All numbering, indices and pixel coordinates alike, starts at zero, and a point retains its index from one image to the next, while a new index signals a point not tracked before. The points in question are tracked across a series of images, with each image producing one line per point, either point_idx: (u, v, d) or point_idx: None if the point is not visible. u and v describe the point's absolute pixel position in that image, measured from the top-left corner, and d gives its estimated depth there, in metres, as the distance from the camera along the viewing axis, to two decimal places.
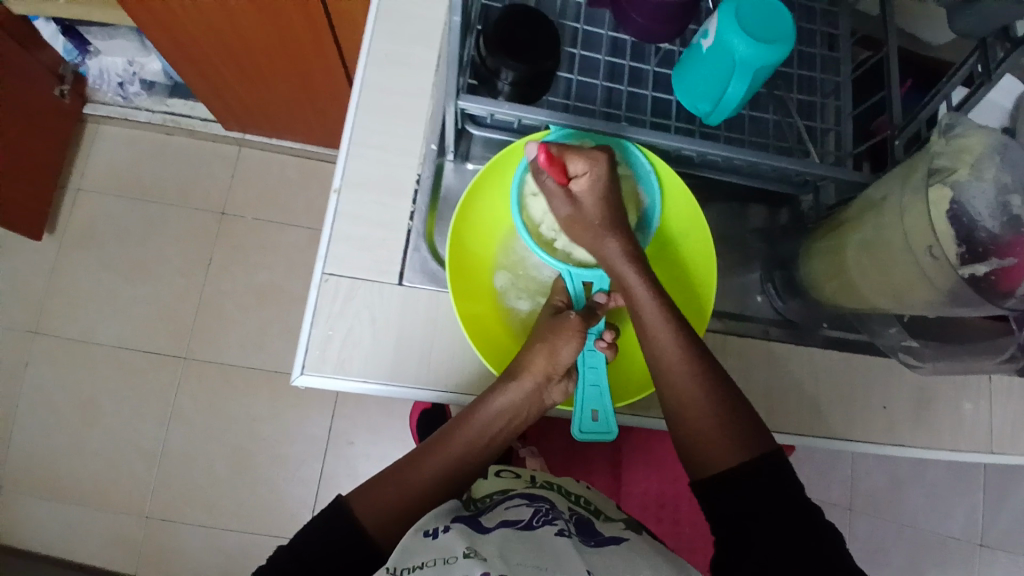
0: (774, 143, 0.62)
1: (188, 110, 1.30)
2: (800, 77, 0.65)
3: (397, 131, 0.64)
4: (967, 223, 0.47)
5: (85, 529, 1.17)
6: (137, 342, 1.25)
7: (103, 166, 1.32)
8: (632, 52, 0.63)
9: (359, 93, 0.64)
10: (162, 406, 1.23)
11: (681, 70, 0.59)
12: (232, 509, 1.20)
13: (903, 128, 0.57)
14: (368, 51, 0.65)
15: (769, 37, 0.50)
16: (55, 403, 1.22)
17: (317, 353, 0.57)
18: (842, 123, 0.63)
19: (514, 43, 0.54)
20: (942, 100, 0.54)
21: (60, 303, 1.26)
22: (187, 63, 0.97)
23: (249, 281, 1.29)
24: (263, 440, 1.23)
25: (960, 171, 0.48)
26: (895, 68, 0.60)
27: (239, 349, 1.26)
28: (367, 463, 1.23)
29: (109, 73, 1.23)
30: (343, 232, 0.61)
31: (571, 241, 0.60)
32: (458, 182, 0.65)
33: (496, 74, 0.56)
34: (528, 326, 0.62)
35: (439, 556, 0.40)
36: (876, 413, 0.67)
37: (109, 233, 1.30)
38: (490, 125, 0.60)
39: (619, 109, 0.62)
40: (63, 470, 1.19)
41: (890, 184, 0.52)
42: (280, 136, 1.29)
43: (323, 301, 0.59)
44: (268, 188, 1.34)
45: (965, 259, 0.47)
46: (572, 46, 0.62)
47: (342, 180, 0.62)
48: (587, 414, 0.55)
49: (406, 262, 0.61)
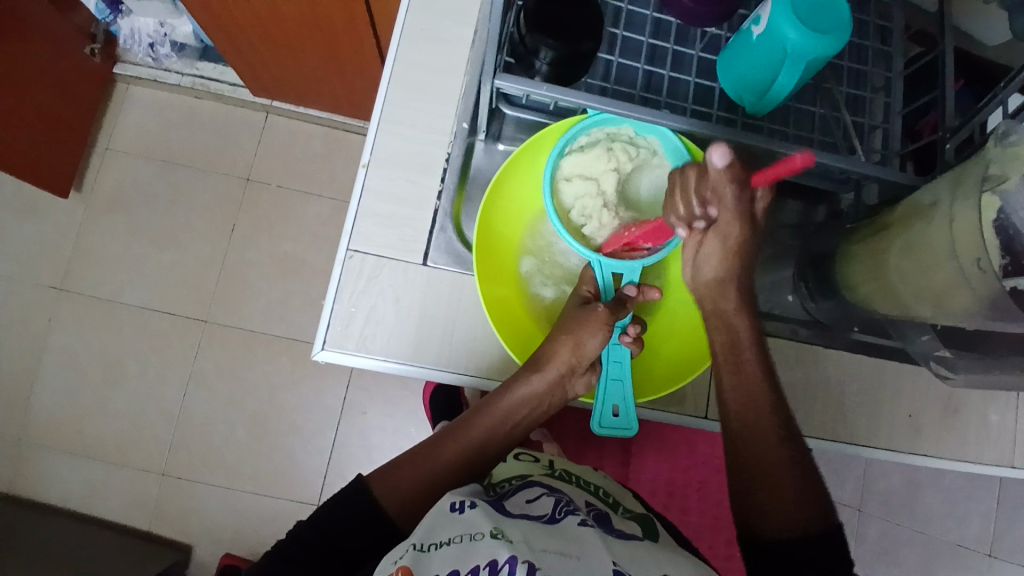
0: (818, 138, 0.60)
1: (219, 75, 1.28)
2: (850, 70, 0.62)
3: (428, 107, 0.62)
4: (1012, 234, 0.44)
5: (106, 483, 1.20)
6: (160, 304, 1.27)
7: (131, 128, 1.33)
8: (676, 35, 0.60)
9: (392, 67, 0.62)
10: (183, 369, 1.25)
11: (726, 56, 0.56)
12: (247, 473, 1.22)
13: (955, 131, 0.55)
14: (403, 22, 0.63)
15: (824, 28, 0.48)
16: (79, 361, 1.24)
17: (339, 330, 0.57)
18: (890, 121, 0.60)
19: (556, 24, 0.52)
20: (997, 105, 0.51)
21: (87, 262, 1.28)
22: (219, 29, 0.96)
23: (271, 249, 1.30)
24: (279, 408, 1.25)
25: (1009, 179, 0.45)
26: (950, 66, 0.56)
27: (259, 317, 1.28)
28: (381, 435, 1.25)
29: (140, 34, 1.22)
30: (370, 209, 0.60)
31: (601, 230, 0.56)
32: (487, 163, 0.64)
33: (534, 54, 0.54)
34: (551, 313, 0.61)
35: (467, 532, 0.41)
36: (901, 421, 0.65)
37: (135, 195, 1.31)
38: (525, 105, 0.58)
39: (659, 95, 0.60)
40: (86, 426, 1.22)
41: (939, 188, 0.50)
42: (308, 105, 1.29)
43: (347, 278, 0.58)
44: (293, 157, 1.34)
45: (1007, 271, 0.45)
46: (614, 27, 0.60)
47: (370, 155, 0.61)
48: (608, 409, 0.54)
49: (431, 243, 0.60)
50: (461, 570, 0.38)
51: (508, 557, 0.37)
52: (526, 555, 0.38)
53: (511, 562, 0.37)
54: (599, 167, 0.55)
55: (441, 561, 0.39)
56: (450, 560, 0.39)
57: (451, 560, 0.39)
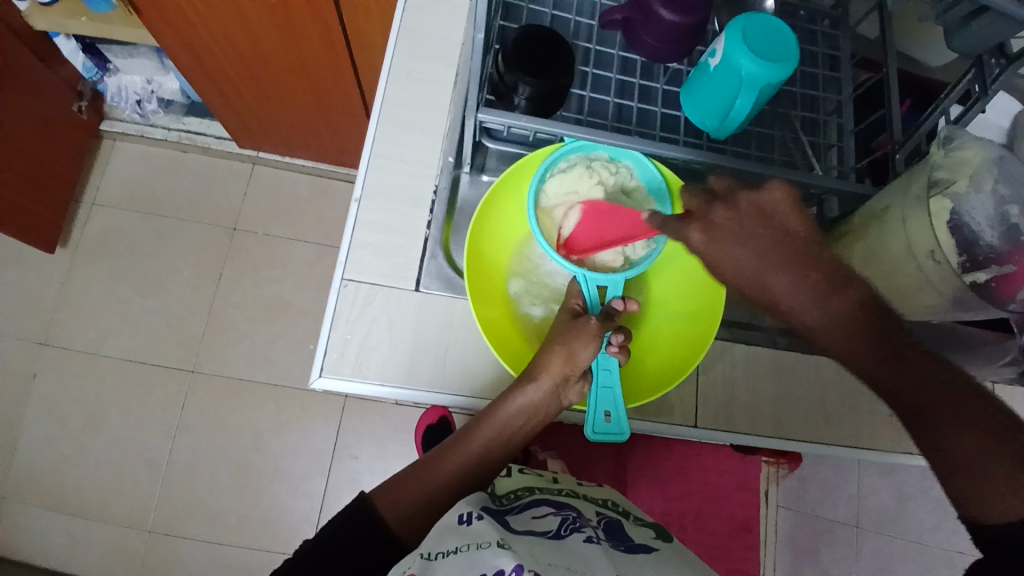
0: (779, 157, 0.65)
1: (204, 128, 1.33)
2: (804, 96, 0.68)
3: (414, 143, 0.66)
4: (965, 233, 0.50)
5: (88, 542, 1.16)
6: (145, 354, 1.27)
7: (119, 182, 1.35)
8: (642, 71, 0.66)
9: (380, 108, 0.67)
10: (168, 418, 1.23)
11: (688, 89, 0.61)
12: (235, 523, 1.19)
13: (904, 142, 0.60)
14: (390, 67, 0.68)
15: (774, 55, 0.53)
16: (60, 415, 1.22)
17: (335, 356, 0.59)
18: (844, 139, 0.65)
19: (532, 61, 0.57)
20: (940, 115, 0.57)
21: (71, 314, 1.27)
22: (204, 77, 0.99)
23: (258, 294, 1.31)
24: (268, 454, 1.23)
25: (959, 181, 0.51)
26: (895, 87, 0.62)
27: (245, 362, 1.27)
28: (372, 477, 1.23)
29: (128, 91, 1.27)
30: (362, 240, 0.62)
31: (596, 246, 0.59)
32: (474, 194, 0.67)
33: (513, 89, 0.58)
34: (539, 330, 0.63)
35: (473, 541, 0.43)
36: (881, 421, 0.67)
37: (120, 246, 1.32)
38: (507, 138, 0.62)
39: (630, 124, 0.64)
40: (67, 481, 1.19)
41: (892, 194, 0.54)
42: (293, 154, 1.33)
43: (342, 305, 0.60)
44: (279, 204, 1.37)
45: (965, 267, 0.50)
46: (585, 65, 0.65)
47: (362, 191, 0.64)
48: (600, 414, 0.55)
49: (423, 270, 0.62)
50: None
51: (513, 566, 0.39)
52: (532, 566, 0.40)
53: (517, 570, 0.39)
54: (583, 184, 0.59)
55: (449, 568, 0.41)
56: (458, 569, 0.40)
57: (459, 569, 0.40)
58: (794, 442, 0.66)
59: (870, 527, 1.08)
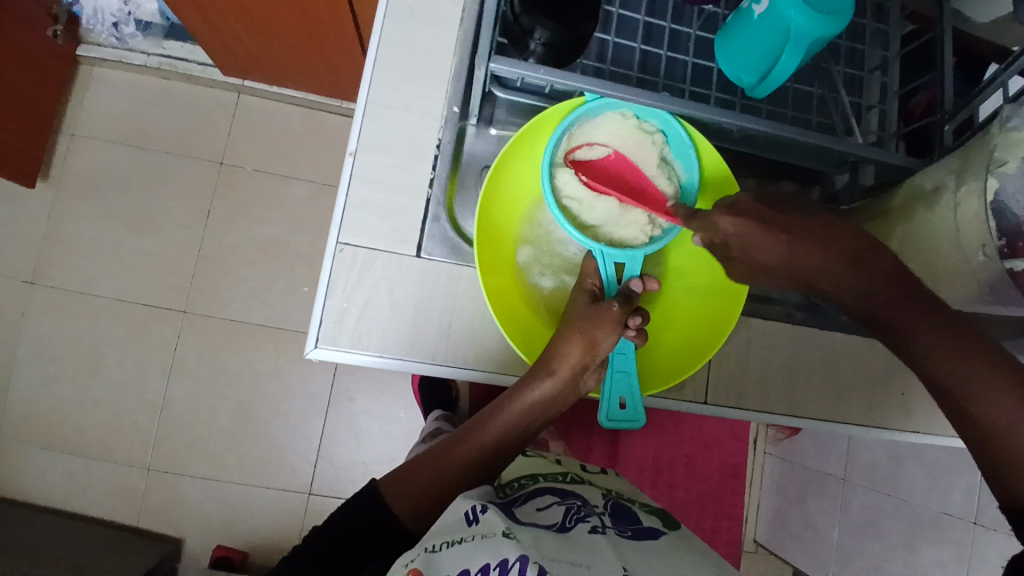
0: (816, 119, 0.59)
1: (186, 53, 1.23)
2: (848, 50, 0.62)
3: (417, 90, 0.60)
4: (1005, 217, 0.45)
5: (90, 478, 1.18)
6: (136, 295, 1.23)
7: (99, 111, 1.26)
8: (672, 13, 0.59)
9: (378, 47, 0.60)
10: (164, 360, 1.22)
11: (725, 38, 0.55)
12: (235, 463, 1.21)
13: (954, 113, 0.54)
14: (388, 0, 0.60)
15: (827, 7, 0.46)
16: (53, 355, 1.20)
17: (331, 327, 0.55)
18: (886, 101, 0.59)
19: (551, 2, 0.50)
20: (996, 89, 0.51)
21: (57, 252, 1.22)
22: (187, 2, 0.90)
23: (250, 235, 1.26)
24: (265, 398, 1.23)
25: (1009, 163, 0.44)
26: (949, 48, 0.56)
27: (240, 306, 1.24)
28: (370, 421, 1.24)
29: (104, 14, 1.12)
30: (360, 198, 0.58)
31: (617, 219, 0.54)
32: (480, 148, 0.61)
33: (529, 34, 0.52)
34: (549, 303, 0.59)
35: (479, 530, 0.41)
36: (894, 399, 0.66)
37: (104, 181, 1.25)
38: (519, 88, 0.56)
39: (656, 76, 0.58)
40: (64, 420, 1.19)
41: (941, 174, 0.51)
42: (283, 84, 1.24)
43: (339, 271, 0.56)
44: (270, 138, 1.29)
45: (1004, 253, 0.45)
46: (609, 5, 0.58)
47: (358, 142, 0.58)
48: (615, 401, 0.53)
49: (425, 232, 0.58)
50: (471, 569, 0.38)
51: (517, 555, 0.37)
52: (537, 557, 0.38)
53: (521, 561, 0.37)
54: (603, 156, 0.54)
55: (452, 562, 0.39)
56: (460, 562, 0.39)
57: (459, 562, 0.39)
58: (804, 420, 0.64)
59: (859, 483, 1.09)
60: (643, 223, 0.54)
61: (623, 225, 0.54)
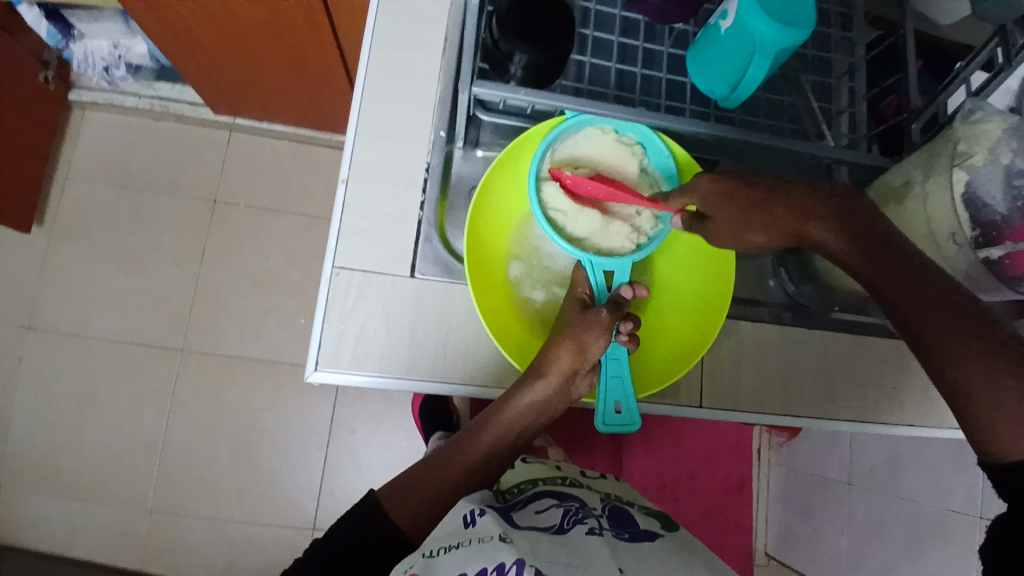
0: (788, 126, 0.62)
1: (177, 94, 1.25)
2: (816, 59, 0.64)
3: (404, 117, 0.62)
4: (977, 206, 0.47)
5: (90, 523, 1.16)
6: (133, 334, 1.23)
7: (91, 155, 1.28)
8: (644, 33, 0.62)
9: (364, 77, 0.62)
10: (162, 398, 1.22)
11: (696, 53, 0.57)
12: (236, 499, 1.20)
13: (919, 112, 0.57)
14: (372, 31, 0.63)
15: (790, 20, 0.48)
16: (50, 398, 1.20)
17: (330, 349, 0.56)
18: (856, 105, 0.62)
19: (528, 27, 0.53)
20: (960, 85, 0.54)
21: (52, 295, 1.23)
22: (173, 40, 0.93)
23: (245, 269, 1.27)
24: (265, 431, 1.22)
25: (975, 155, 0.48)
26: (912, 48, 0.59)
27: (237, 339, 1.25)
28: (371, 449, 1.24)
29: (94, 57, 1.14)
30: (353, 224, 0.59)
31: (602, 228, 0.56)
32: (468, 170, 0.64)
33: (508, 58, 0.55)
34: (542, 315, 0.60)
35: (475, 536, 0.42)
36: (886, 394, 0.67)
37: (98, 223, 1.27)
38: (502, 110, 0.58)
39: (633, 92, 0.60)
40: (62, 464, 1.18)
41: (912, 168, 0.53)
42: (272, 120, 1.26)
43: (335, 296, 0.57)
44: (260, 173, 1.31)
45: (978, 243, 0.47)
46: (584, 27, 0.61)
47: (350, 170, 0.60)
48: (610, 407, 0.54)
49: (417, 253, 0.59)
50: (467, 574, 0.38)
51: (514, 560, 0.38)
52: (532, 560, 0.39)
53: (518, 565, 0.38)
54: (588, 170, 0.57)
55: (450, 565, 0.40)
56: (458, 565, 0.39)
57: (457, 563, 0.39)
58: (798, 418, 0.65)
59: (862, 483, 1.09)
60: (628, 231, 0.56)
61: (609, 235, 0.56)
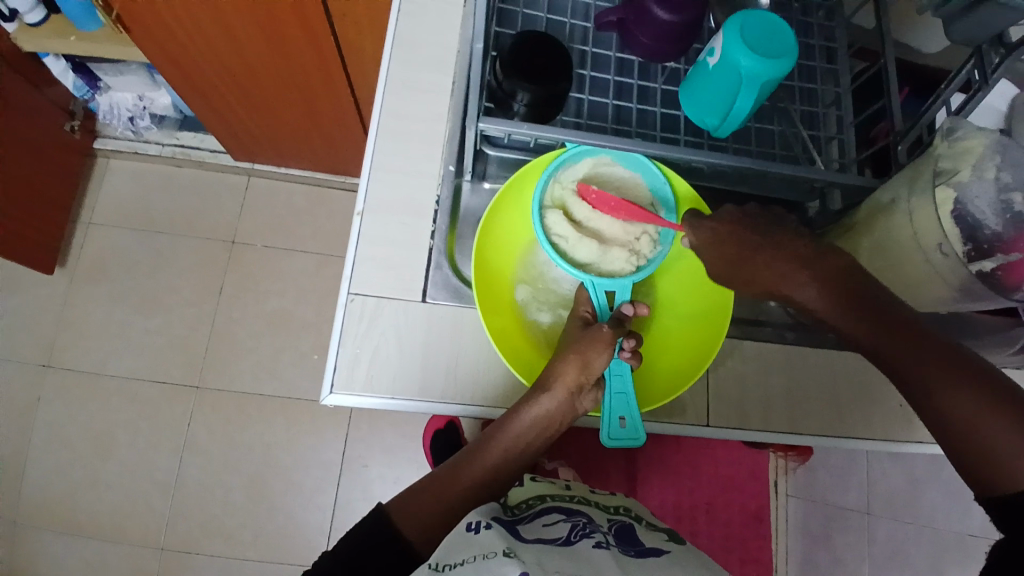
0: (780, 152, 0.65)
1: (198, 142, 1.32)
2: (802, 90, 0.68)
3: (415, 154, 0.66)
4: (969, 223, 0.51)
5: (102, 564, 1.16)
6: (149, 373, 1.26)
7: (115, 201, 1.34)
8: (639, 70, 0.66)
9: (378, 119, 0.66)
10: (176, 437, 1.23)
11: (688, 86, 0.61)
12: (248, 539, 1.19)
13: (904, 134, 0.59)
14: (386, 78, 0.68)
15: (773, 53, 0.52)
16: (66, 439, 1.22)
17: (345, 374, 0.58)
18: (844, 132, 0.65)
19: (530, 66, 0.57)
20: (941, 105, 0.56)
21: (73, 337, 1.27)
22: (192, 90, 0.98)
23: (260, 308, 1.31)
24: (277, 469, 1.23)
25: (961, 172, 0.51)
26: (893, 76, 0.62)
27: (250, 377, 1.27)
28: (383, 486, 1.23)
29: (120, 108, 1.24)
30: (367, 255, 0.62)
31: (603, 253, 0.58)
32: (476, 201, 0.67)
33: (511, 96, 0.59)
34: (548, 337, 0.62)
35: (479, 552, 0.43)
36: (894, 411, 0.67)
37: (119, 266, 1.31)
38: (507, 144, 0.62)
39: (629, 125, 0.64)
40: (76, 505, 1.19)
41: (897, 186, 0.55)
42: (288, 164, 1.32)
43: (350, 322, 0.60)
44: (276, 215, 1.36)
45: (971, 257, 0.51)
46: (582, 67, 0.65)
47: (365, 204, 0.64)
48: (616, 421, 0.55)
49: (429, 280, 0.62)
50: None
51: None
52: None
53: None
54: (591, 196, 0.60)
55: None
56: None
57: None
58: (804, 436, 0.66)
59: (881, 513, 1.07)
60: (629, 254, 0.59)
61: (611, 258, 0.58)
